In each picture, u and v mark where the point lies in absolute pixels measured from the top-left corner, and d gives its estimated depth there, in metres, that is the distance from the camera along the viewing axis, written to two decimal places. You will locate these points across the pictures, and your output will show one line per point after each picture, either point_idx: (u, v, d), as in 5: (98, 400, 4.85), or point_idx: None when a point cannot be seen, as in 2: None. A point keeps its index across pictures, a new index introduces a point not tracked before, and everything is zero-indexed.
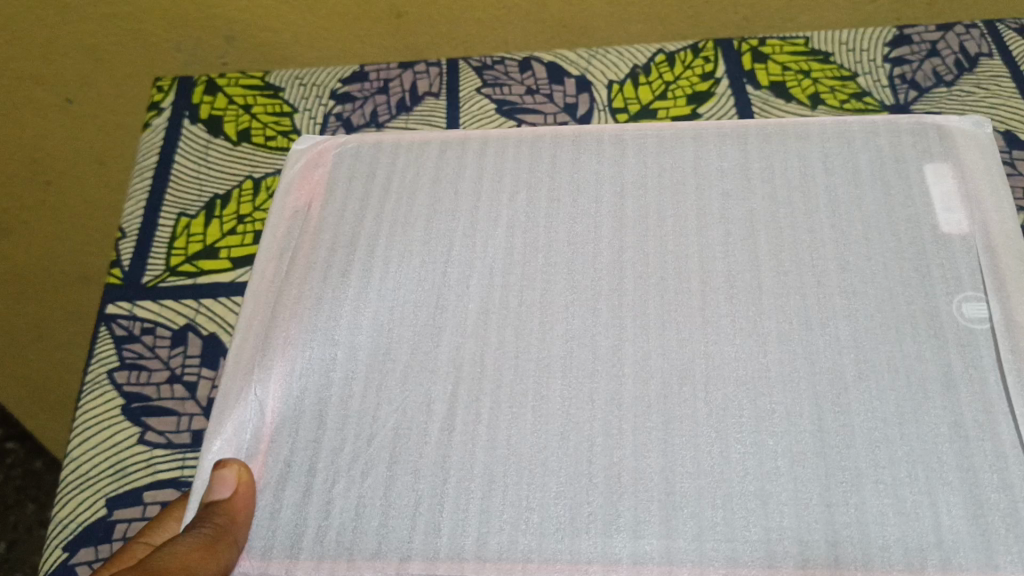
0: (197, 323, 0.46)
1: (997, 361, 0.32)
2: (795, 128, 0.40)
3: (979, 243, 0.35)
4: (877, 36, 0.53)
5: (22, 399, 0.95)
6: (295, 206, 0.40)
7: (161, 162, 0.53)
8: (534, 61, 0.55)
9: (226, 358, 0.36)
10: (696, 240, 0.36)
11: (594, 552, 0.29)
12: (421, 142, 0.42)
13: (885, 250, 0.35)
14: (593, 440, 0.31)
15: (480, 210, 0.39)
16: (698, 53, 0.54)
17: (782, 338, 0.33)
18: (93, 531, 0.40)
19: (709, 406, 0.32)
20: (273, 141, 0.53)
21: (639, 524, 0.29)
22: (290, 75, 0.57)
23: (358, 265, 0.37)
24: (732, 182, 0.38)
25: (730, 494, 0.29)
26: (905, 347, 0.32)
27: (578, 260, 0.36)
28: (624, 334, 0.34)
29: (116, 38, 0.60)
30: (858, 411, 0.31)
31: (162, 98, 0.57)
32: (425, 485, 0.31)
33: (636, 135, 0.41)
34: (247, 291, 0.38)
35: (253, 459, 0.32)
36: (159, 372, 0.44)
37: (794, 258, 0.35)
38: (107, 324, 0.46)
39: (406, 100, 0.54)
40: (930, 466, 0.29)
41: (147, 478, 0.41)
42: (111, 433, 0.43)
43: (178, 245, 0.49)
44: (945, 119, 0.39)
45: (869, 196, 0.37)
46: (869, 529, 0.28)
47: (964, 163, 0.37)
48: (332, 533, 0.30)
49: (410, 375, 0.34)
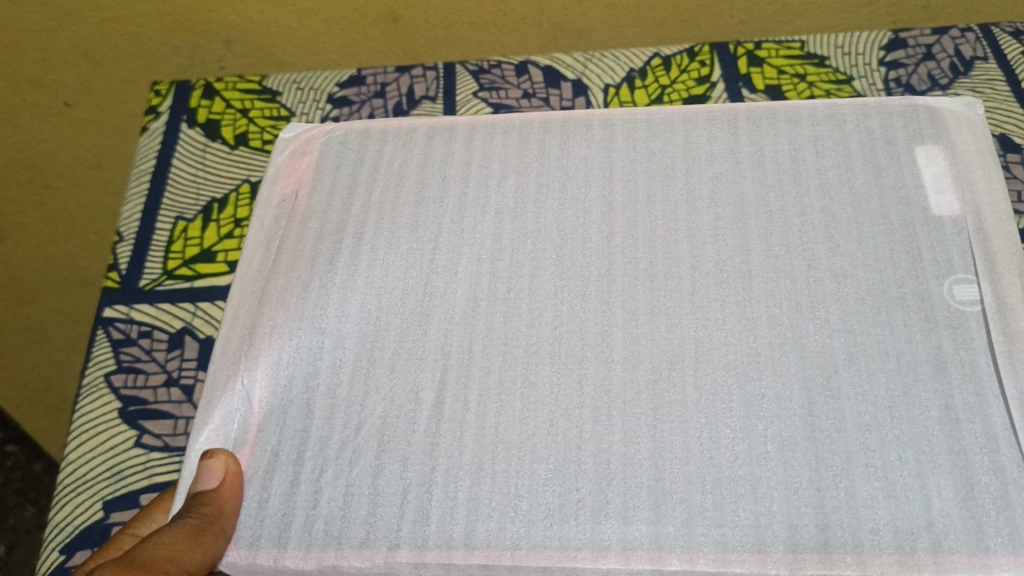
0: (194, 326, 0.46)
1: (989, 346, 0.31)
2: (789, 112, 0.39)
3: (970, 226, 0.34)
4: (873, 39, 0.53)
5: (21, 401, 0.95)
6: (282, 194, 0.40)
7: (158, 167, 0.53)
8: (531, 64, 0.55)
9: (215, 348, 0.36)
10: (687, 224, 0.36)
11: (583, 539, 0.28)
12: (407, 127, 0.42)
13: (877, 233, 0.35)
14: (582, 427, 0.31)
15: (468, 196, 0.38)
16: (694, 57, 0.54)
17: (773, 322, 0.33)
18: (90, 534, 0.40)
19: (699, 391, 0.31)
20: (270, 144, 0.53)
21: (627, 510, 0.29)
22: (287, 78, 0.57)
23: (346, 253, 0.37)
24: (722, 166, 0.38)
25: (719, 479, 0.29)
26: (895, 330, 0.32)
27: (568, 245, 0.36)
28: (612, 320, 0.34)
29: (114, 43, 0.61)
30: (848, 395, 0.31)
31: (160, 102, 0.57)
32: (413, 473, 0.31)
33: (625, 118, 0.40)
34: (235, 281, 0.38)
35: (241, 448, 0.33)
36: (156, 375, 0.44)
37: (785, 241, 0.35)
38: (104, 327, 0.46)
39: (403, 104, 0.54)
40: (921, 450, 0.29)
41: (144, 481, 0.41)
42: (108, 436, 0.43)
43: (175, 249, 0.49)
44: (935, 100, 0.39)
45: (859, 179, 0.36)
46: (859, 514, 0.28)
47: (956, 145, 0.37)
48: (320, 522, 0.30)
49: (399, 363, 0.33)
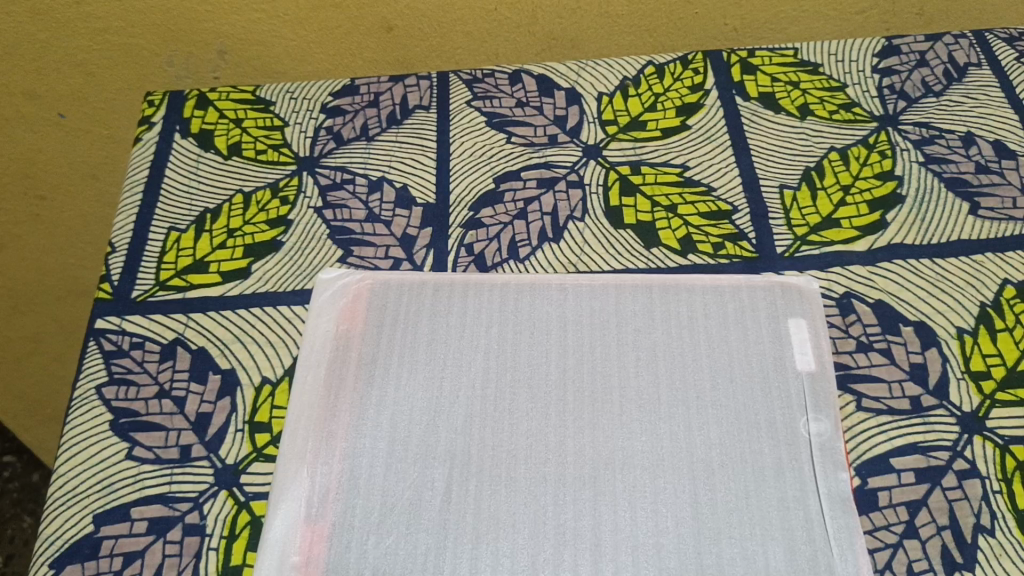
0: (187, 337, 0.43)
1: (876, 416, 0.38)
2: (717, 215, 0.46)
3: (883, 334, 0.40)
4: (866, 46, 0.53)
5: (28, 402, 1.01)
6: (342, 306, 0.43)
7: (151, 177, 0.52)
8: (524, 73, 0.55)
9: (279, 442, 0.39)
10: (645, 297, 0.42)
11: (576, 559, 0.34)
12: (428, 237, 0.46)
13: (793, 311, 0.41)
14: (566, 459, 0.36)
15: (495, 313, 0.42)
16: (688, 64, 0.54)
17: (714, 375, 0.38)
18: (80, 548, 0.37)
19: (659, 430, 0.37)
20: (264, 155, 0.52)
21: (611, 529, 0.34)
22: (280, 88, 0.56)
23: (407, 363, 0.40)
24: (669, 259, 0.44)
25: (676, 503, 0.35)
26: (800, 388, 0.38)
27: (546, 317, 0.41)
28: (586, 369, 0.39)
29: (109, 56, 0.61)
30: (770, 446, 0.36)
31: (152, 113, 0.56)
32: (435, 503, 0.35)
33: (590, 221, 0.46)
34: (298, 382, 0.40)
35: (316, 531, 0.35)
36: (148, 387, 0.42)
37: (719, 310, 0.41)
38: (96, 339, 0.44)
39: (396, 113, 0.54)
40: (827, 483, 0.35)
41: (136, 493, 0.38)
42: (98, 449, 0.40)
43: (168, 259, 0.47)
44: (839, 209, 0.45)
45: (795, 285, 0.42)
46: (782, 535, 0.34)
47: (890, 271, 0.42)
48: (370, 549, 0.34)
49: (445, 454, 0.37)
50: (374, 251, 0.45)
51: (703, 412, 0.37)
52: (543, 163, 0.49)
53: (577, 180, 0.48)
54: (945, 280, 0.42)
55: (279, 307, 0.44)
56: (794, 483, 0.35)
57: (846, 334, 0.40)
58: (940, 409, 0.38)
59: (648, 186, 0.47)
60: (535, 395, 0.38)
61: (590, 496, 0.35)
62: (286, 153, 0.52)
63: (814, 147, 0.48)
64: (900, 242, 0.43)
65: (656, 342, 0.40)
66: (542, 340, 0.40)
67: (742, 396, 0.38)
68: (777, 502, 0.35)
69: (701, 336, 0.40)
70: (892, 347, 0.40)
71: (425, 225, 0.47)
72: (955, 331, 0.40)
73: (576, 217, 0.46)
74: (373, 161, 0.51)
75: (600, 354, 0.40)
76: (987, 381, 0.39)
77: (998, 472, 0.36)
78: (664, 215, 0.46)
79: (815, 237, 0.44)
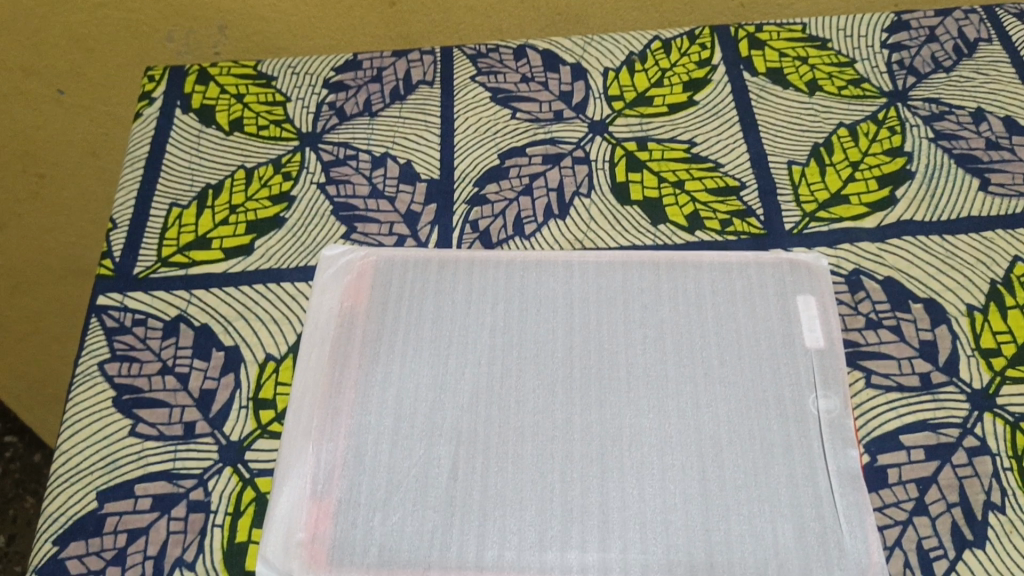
0: (189, 314, 0.43)
1: (887, 393, 0.37)
2: (725, 191, 0.45)
3: (894, 310, 0.40)
4: (876, 22, 0.53)
5: (31, 382, 1.02)
6: (347, 283, 0.42)
7: (152, 153, 0.51)
8: (529, 48, 0.54)
9: (283, 420, 0.38)
10: (651, 272, 0.41)
11: (582, 535, 0.33)
12: (431, 212, 0.46)
13: (803, 288, 0.40)
14: (572, 437, 0.36)
15: (500, 288, 0.41)
16: (694, 40, 0.53)
17: (722, 351, 0.38)
18: (83, 525, 0.37)
19: (668, 407, 0.37)
20: (266, 130, 0.52)
21: (617, 506, 0.34)
22: (282, 63, 0.56)
23: (412, 340, 0.39)
24: (677, 235, 0.43)
25: (684, 481, 0.34)
26: (810, 365, 0.38)
27: (553, 293, 0.41)
28: (593, 346, 0.39)
29: (109, 32, 0.61)
30: (781, 422, 0.36)
31: (153, 88, 0.55)
32: (441, 480, 0.35)
33: (597, 198, 0.46)
34: (302, 360, 0.40)
35: (323, 508, 0.35)
36: (151, 364, 0.41)
37: (728, 286, 0.40)
38: (98, 315, 0.43)
39: (400, 88, 0.53)
40: (837, 460, 0.35)
41: (139, 469, 0.38)
42: (101, 425, 0.39)
43: (170, 235, 0.47)
44: (849, 185, 0.44)
45: (804, 262, 0.41)
46: (791, 512, 0.34)
47: (899, 247, 0.42)
48: (376, 526, 0.34)
49: (451, 430, 0.36)
50: (378, 227, 0.45)
51: (711, 389, 0.37)
52: (548, 139, 0.49)
53: (583, 156, 0.48)
54: (955, 257, 0.41)
55: (283, 283, 0.43)
56: (804, 461, 0.35)
57: (855, 311, 0.40)
58: (950, 386, 0.37)
59: (655, 162, 0.47)
60: (542, 371, 0.38)
61: (597, 472, 0.35)
62: (288, 129, 0.52)
63: (822, 123, 0.48)
64: (909, 218, 0.43)
65: (663, 319, 0.40)
66: (548, 317, 0.40)
67: (750, 373, 0.37)
68: (786, 479, 0.34)
69: (709, 312, 0.40)
70: (901, 324, 0.39)
71: (429, 202, 0.46)
72: (965, 308, 0.40)
73: (582, 193, 0.46)
74: (376, 137, 0.50)
75: (607, 330, 0.39)
76: (997, 358, 0.38)
77: (1009, 449, 0.36)
78: (671, 191, 0.45)
79: (824, 213, 0.43)
